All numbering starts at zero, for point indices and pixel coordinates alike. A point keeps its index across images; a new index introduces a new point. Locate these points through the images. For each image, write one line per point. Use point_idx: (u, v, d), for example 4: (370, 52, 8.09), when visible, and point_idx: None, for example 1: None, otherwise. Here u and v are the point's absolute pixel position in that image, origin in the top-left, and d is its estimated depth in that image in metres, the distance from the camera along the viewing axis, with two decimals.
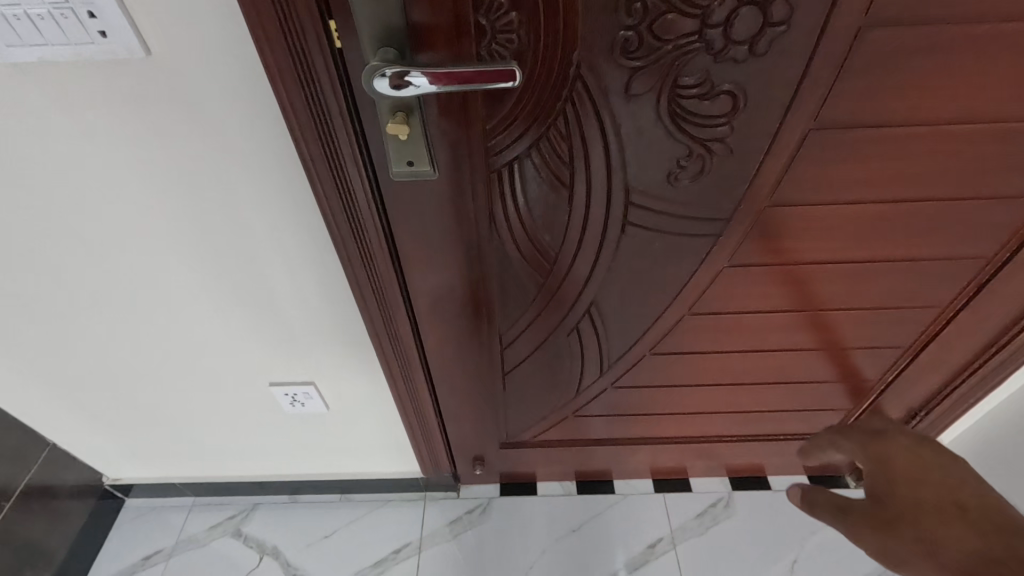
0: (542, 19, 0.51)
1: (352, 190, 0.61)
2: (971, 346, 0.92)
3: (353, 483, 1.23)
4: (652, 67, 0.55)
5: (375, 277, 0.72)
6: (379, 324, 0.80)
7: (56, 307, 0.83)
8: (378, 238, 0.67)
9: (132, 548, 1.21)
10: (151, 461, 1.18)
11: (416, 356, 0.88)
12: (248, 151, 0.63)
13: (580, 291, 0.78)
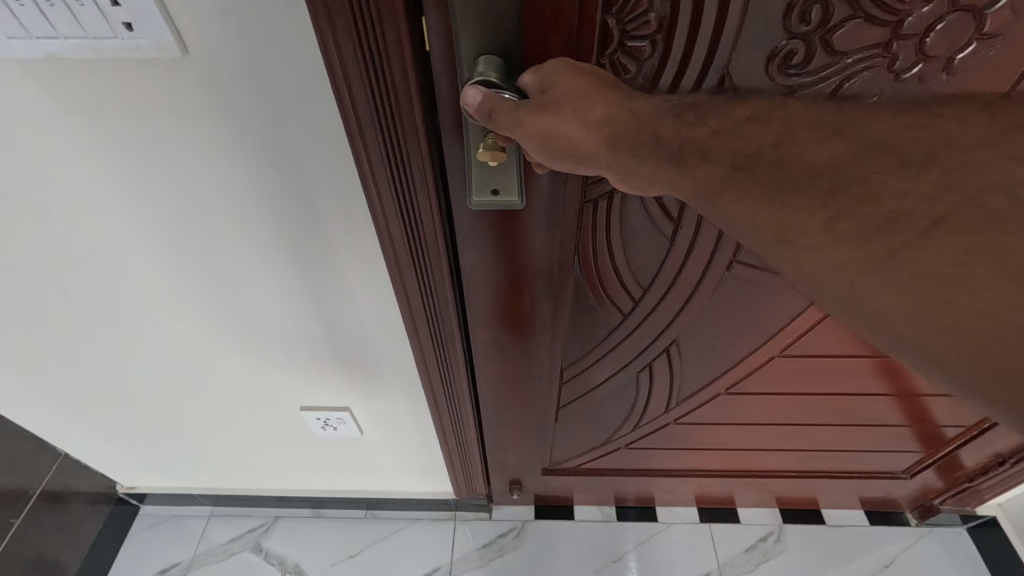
0: (694, 23, 0.44)
1: (422, 220, 0.53)
2: None
3: (380, 502, 1.16)
4: (818, 82, 0.48)
5: (435, 310, 0.65)
6: (430, 357, 0.73)
7: (68, 321, 0.74)
8: (444, 270, 0.60)
9: (147, 559, 1.15)
10: (169, 473, 1.11)
11: (465, 388, 0.81)
12: (298, 168, 0.54)
13: (656, 329, 0.73)
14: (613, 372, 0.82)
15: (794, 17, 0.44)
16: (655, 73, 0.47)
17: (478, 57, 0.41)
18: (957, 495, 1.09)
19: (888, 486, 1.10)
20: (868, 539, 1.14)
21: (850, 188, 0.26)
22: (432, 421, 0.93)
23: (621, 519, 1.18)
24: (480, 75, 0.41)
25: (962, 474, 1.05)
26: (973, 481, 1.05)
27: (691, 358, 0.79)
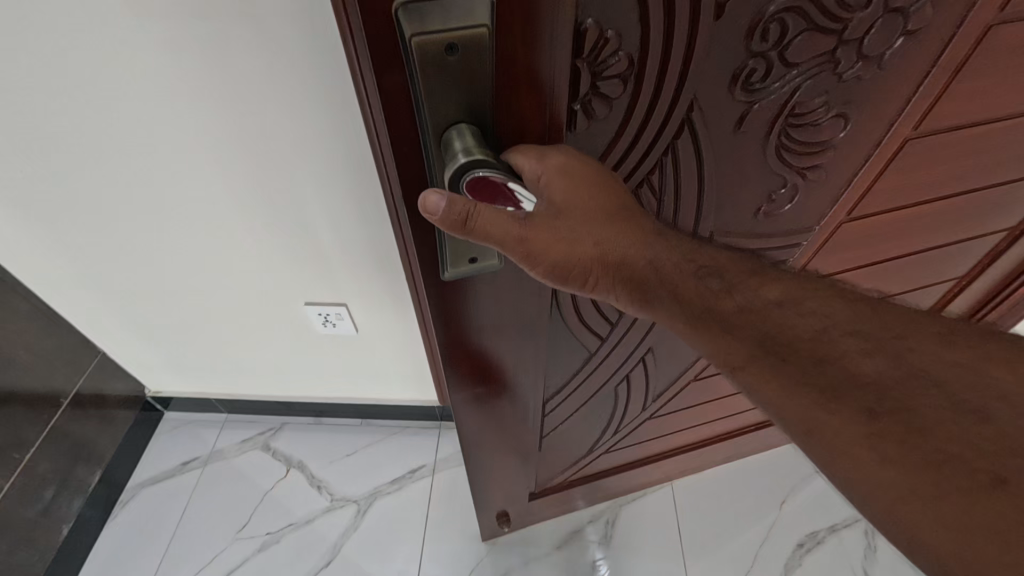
0: (664, 53, 0.50)
1: None
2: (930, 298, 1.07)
3: (375, 410, 1.32)
4: (776, 89, 0.58)
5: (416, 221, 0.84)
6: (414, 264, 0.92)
7: (117, 214, 0.91)
8: None
9: (171, 455, 1.32)
10: (192, 377, 1.27)
11: None
12: (300, 70, 0.71)
13: (630, 341, 0.85)
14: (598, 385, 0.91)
15: (756, 36, 0.52)
16: (630, 100, 0.52)
17: (454, 125, 0.42)
18: None
19: None
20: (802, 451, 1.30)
21: (886, 413, 0.39)
22: (422, 342, 1.13)
23: None
24: (465, 156, 0.41)
25: None
26: None
27: (661, 358, 0.93)
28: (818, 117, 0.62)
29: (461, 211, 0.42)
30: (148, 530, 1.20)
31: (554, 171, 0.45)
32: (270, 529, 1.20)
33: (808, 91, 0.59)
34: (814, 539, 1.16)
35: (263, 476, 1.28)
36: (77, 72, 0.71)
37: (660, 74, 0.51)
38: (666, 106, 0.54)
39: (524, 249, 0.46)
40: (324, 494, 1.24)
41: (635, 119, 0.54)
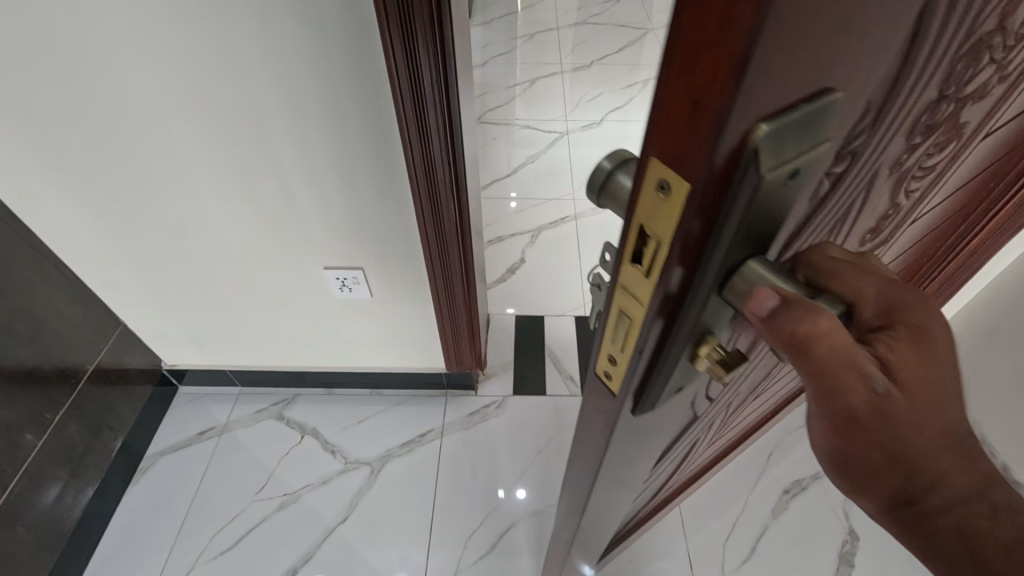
0: (886, 118, 0.31)
1: (424, 95, 0.77)
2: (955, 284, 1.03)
3: (383, 379, 1.39)
4: (950, 125, 0.41)
5: (432, 183, 0.91)
6: (429, 226, 0.98)
7: (147, 182, 0.97)
8: (439, 149, 0.85)
9: (187, 426, 1.37)
10: (207, 349, 1.33)
11: (457, 264, 1.07)
12: (321, 39, 0.77)
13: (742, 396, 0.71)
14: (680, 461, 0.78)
15: (962, 77, 0.35)
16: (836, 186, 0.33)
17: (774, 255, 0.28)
18: None
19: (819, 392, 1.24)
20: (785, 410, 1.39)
21: None
22: (433, 309, 1.19)
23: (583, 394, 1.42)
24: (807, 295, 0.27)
25: None
26: None
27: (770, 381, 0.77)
28: (964, 141, 0.47)
29: (793, 338, 0.26)
30: (168, 494, 1.25)
31: (905, 339, 0.29)
32: (287, 491, 1.25)
33: (970, 120, 0.44)
34: (799, 487, 1.24)
35: (278, 442, 1.33)
36: (119, 38, 0.77)
37: (864, 178, 0.36)
38: (858, 191, 0.38)
39: (843, 423, 0.28)
40: (337, 457, 1.30)
41: (828, 210, 0.35)
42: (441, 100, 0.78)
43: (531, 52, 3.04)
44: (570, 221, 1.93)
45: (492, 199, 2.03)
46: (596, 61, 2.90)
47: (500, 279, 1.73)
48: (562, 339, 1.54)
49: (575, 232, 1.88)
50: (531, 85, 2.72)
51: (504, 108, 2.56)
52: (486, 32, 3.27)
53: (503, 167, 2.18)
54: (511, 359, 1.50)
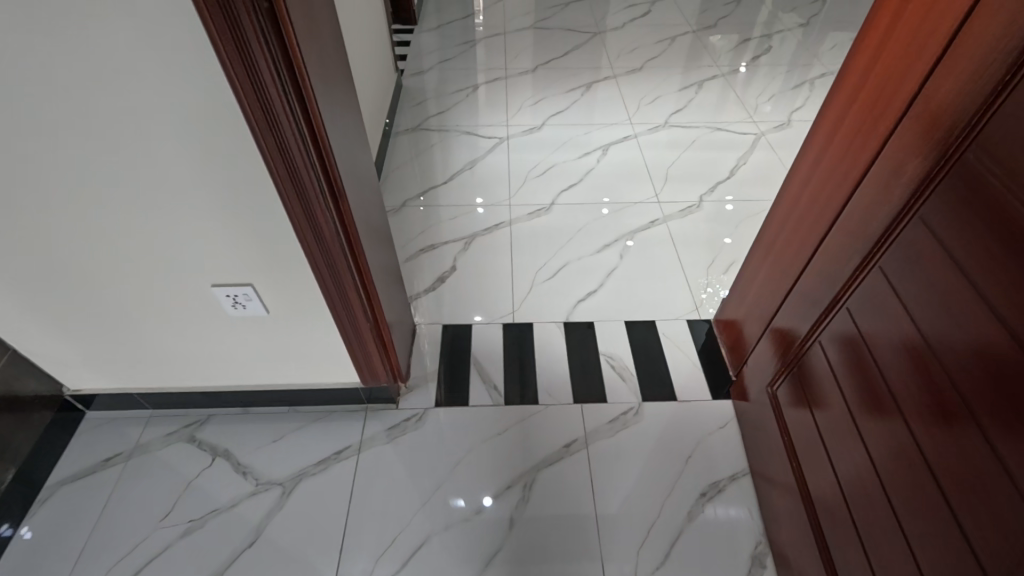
0: None
1: (271, 103, 0.74)
2: (804, 230, 1.09)
3: (298, 395, 1.35)
4: None
5: (305, 200, 0.89)
6: (312, 241, 0.96)
7: (10, 210, 0.92)
8: (303, 165, 0.83)
9: (91, 453, 1.31)
10: (111, 373, 1.28)
11: (349, 278, 1.05)
12: (161, 65, 0.72)
13: (860, 381, 0.92)
14: (894, 517, 0.85)
15: None
16: None
17: None
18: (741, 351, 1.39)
19: (753, 373, 1.32)
20: (704, 411, 1.39)
21: None
22: (332, 323, 1.16)
23: (505, 402, 1.40)
24: None
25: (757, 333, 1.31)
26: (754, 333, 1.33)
27: (835, 353, 0.99)
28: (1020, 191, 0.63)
29: None
30: (65, 525, 1.20)
31: None
32: (193, 516, 1.21)
33: None
34: (715, 487, 1.26)
35: (187, 465, 1.29)
36: None
37: None
38: None
39: None
40: (248, 479, 1.26)
41: None
42: (292, 87, 0.74)
43: (477, 57, 3.03)
44: (504, 227, 1.91)
45: (426, 206, 2.00)
46: (542, 64, 2.90)
47: (430, 288, 1.70)
48: (488, 347, 1.52)
49: (508, 238, 1.86)
50: (474, 90, 2.71)
51: (446, 113, 2.54)
52: (435, 36, 3.25)
53: (440, 173, 2.16)
54: (435, 370, 1.47)
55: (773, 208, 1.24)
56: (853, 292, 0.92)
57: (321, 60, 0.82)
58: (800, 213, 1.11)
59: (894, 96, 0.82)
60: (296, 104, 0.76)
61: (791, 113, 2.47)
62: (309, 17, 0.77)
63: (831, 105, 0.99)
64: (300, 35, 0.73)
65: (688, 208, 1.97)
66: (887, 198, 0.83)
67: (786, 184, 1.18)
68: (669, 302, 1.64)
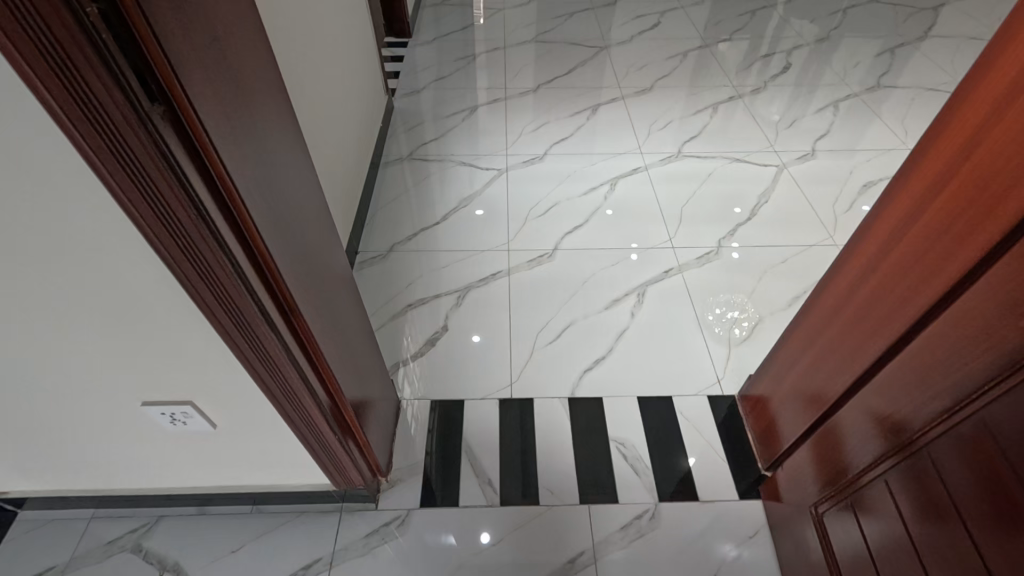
0: None
1: (186, 232, 0.55)
2: (859, 333, 0.90)
3: (261, 496, 1.17)
4: None
5: (248, 332, 0.69)
6: (261, 371, 0.77)
7: None
8: (239, 296, 0.64)
9: (21, 566, 1.13)
10: (40, 477, 1.09)
11: (309, 399, 0.86)
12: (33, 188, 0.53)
13: (927, 510, 0.76)
14: None
15: None
16: None
17: None
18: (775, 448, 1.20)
19: (791, 481, 1.13)
20: (730, 514, 1.21)
21: None
22: (294, 435, 0.97)
23: (502, 503, 1.22)
24: None
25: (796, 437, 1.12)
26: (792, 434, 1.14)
27: (894, 469, 0.82)
28: None
29: None
30: None
31: None
32: None
33: None
34: None
35: None
36: None
37: None
38: None
39: None
40: None
41: None
42: (214, 201, 0.55)
43: (474, 73, 2.83)
44: (502, 277, 1.72)
45: (417, 250, 1.81)
46: (543, 83, 2.71)
47: (417, 353, 1.51)
48: (482, 430, 1.34)
49: (506, 292, 1.67)
50: (471, 113, 2.51)
51: (440, 140, 2.34)
52: (431, 50, 3.06)
53: (432, 210, 1.97)
54: (421, 460, 1.29)
55: (818, 293, 1.04)
56: (937, 431, 0.73)
57: (264, 152, 0.62)
58: (854, 311, 0.91)
59: (1001, 207, 0.63)
60: (221, 221, 0.57)
61: (814, 141, 2.28)
62: (242, 106, 0.57)
63: (902, 190, 0.79)
64: (224, 137, 0.53)
65: (705, 255, 1.78)
66: (999, 335, 0.64)
67: (836, 269, 0.98)
68: (687, 374, 1.46)
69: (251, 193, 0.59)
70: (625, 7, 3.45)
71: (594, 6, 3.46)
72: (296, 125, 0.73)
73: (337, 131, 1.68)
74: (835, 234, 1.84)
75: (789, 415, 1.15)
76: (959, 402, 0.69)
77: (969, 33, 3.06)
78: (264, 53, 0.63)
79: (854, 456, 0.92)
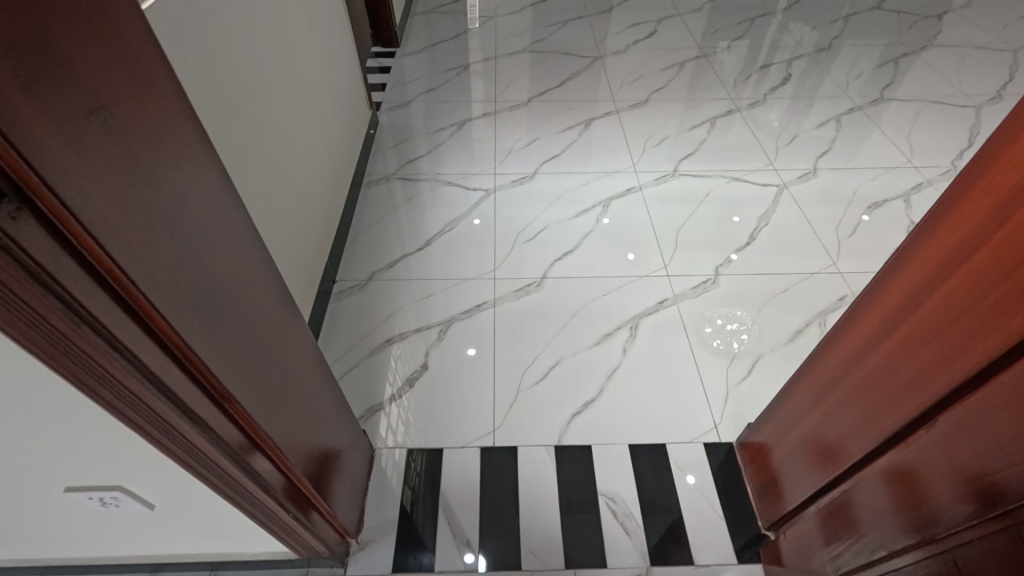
0: None
1: (72, 337, 0.47)
2: (872, 403, 0.81)
3: (219, 564, 1.07)
4: None
5: (168, 428, 0.60)
6: (193, 463, 0.68)
7: None
8: (152, 395, 0.55)
9: None
10: None
11: (252, 482, 0.77)
12: None
13: None
14: None
15: None
16: None
17: None
18: (777, 508, 1.11)
19: (797, 550, 1.03)
20: None
21: None
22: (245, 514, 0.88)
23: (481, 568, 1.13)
24: None
25: (800, 501, 1.03)
26: (796, 497, 1.05)
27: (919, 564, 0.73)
28: None
29: None
30: None
31: None
32: None
33: None
34: None
35: None
36: None
37: None
38: None
39: None
40: None
41: None
42: (108, 298, 0.47)
43: (465, 85, 2.73)
44: (487, 309, 1.63)
45: (397, 279, 1.72)
46: (535, 96, 2.61)
47: (395, 394, 1.42)
48: (462, 484, 1.25)
49: (490, 326, 1.58)
50: (459, 128, 2.42)
51: (427, 158, 2.25)
52: (420, 60, 2.96)
53: (415, 235, 1.88)
54: (395, 517, 1.20)
55: (824, 349, 0.95)
56: (969, 538, 0.64)
57: (183, 228, 0.54)
58: (866, 378, 0.82)
59: None
60: (118, 318, 0.48)
61: (816, 158, 2.18)
62: (147, 181, 0.48)
63: (920, 251, 0.70)
64: (114, 224, 0.45)
65: (702, 285, 1.68)
66: None
67: (843, 327, 0.89)
68: (680, 420, 1.36)
69: (160, 280, 0.50)
70: (621, 15, 3.36)
71: (590, 13, 3.37)
72: (229, 184, 0.64)
73: (314, 157, 1.59)
74: (839, 261, 1.75)
75: (793, 476, 1.06)
76: (994, 505, 0.60)
77: (976, 41, 2.96)
78: (181, 113, 0.54)
79: (869, 539, 0.83)
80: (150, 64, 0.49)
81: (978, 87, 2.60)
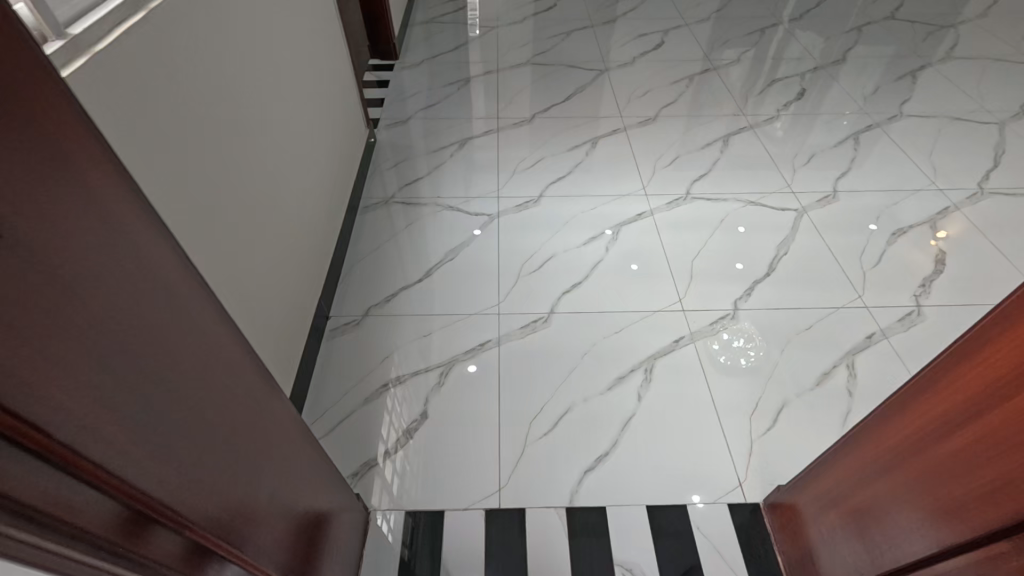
0: None
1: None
2: (942, 498, 0.70)
3: None
4: None
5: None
6: None
7: None
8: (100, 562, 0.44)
9: None
10: None
11: None
12: None
13: None
14: None
15: None
16: None
17: None
18: None
19: None
20: None
21: None
22: None
23: None
24: None
25: None
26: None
27: None
28: None
29: None
30: None
31: None
32: None
33: None
34: None
35: None
36: None
37: None
38: None
39: None
40: None
41: None
42: (27, 458, 0.35)
43: (465, 101, 2.63)
44: (491, 348, 1.52)
45: (394, 316, 1.61)
46: (539, 112, 2.51)
47: (393, 447, 1.32)
48: (464, 551, 1.15)
49: (493, 369, 1.47)
50: (460, 147, 2.31)
51: (427, 179, 2.15)
52: (419, 73, 2.86)
53: (414, 265, 1.77)
54: None
55: (878, 420, 0.84)
56: None
57: (110, 342, 0.42)
58: (935, 466, 0.71)
59: None
60: (44, 477, 0.37)
61: (834, 180, 2.08)
62: (65, 301, 0.38)
63: (1008, 333, 0.59)
64: (11, 366, 0.33)
65: (720, 321, 1.58)
66: None
67: (904, 400, 0.78)
68: (701, 476, 1.26)
69: (79, 417, 0.39)
70: (626, 25, 3.26)
71: (594, 24, 3.27)
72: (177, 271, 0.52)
73: (305, 188, 1.48)
74: (864, 293, 1.65)
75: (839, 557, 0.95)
76: None
77: (993, 53, 2.87)
78: (110, 191, 0.43)
79: None
80: (69, 148, 0.39)
81: (999, 103, 2.50)
